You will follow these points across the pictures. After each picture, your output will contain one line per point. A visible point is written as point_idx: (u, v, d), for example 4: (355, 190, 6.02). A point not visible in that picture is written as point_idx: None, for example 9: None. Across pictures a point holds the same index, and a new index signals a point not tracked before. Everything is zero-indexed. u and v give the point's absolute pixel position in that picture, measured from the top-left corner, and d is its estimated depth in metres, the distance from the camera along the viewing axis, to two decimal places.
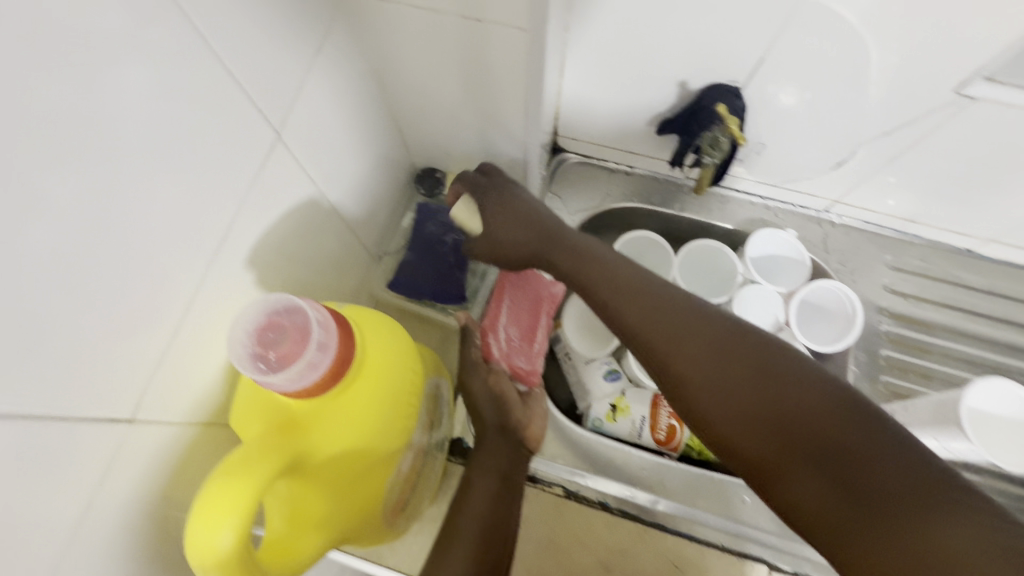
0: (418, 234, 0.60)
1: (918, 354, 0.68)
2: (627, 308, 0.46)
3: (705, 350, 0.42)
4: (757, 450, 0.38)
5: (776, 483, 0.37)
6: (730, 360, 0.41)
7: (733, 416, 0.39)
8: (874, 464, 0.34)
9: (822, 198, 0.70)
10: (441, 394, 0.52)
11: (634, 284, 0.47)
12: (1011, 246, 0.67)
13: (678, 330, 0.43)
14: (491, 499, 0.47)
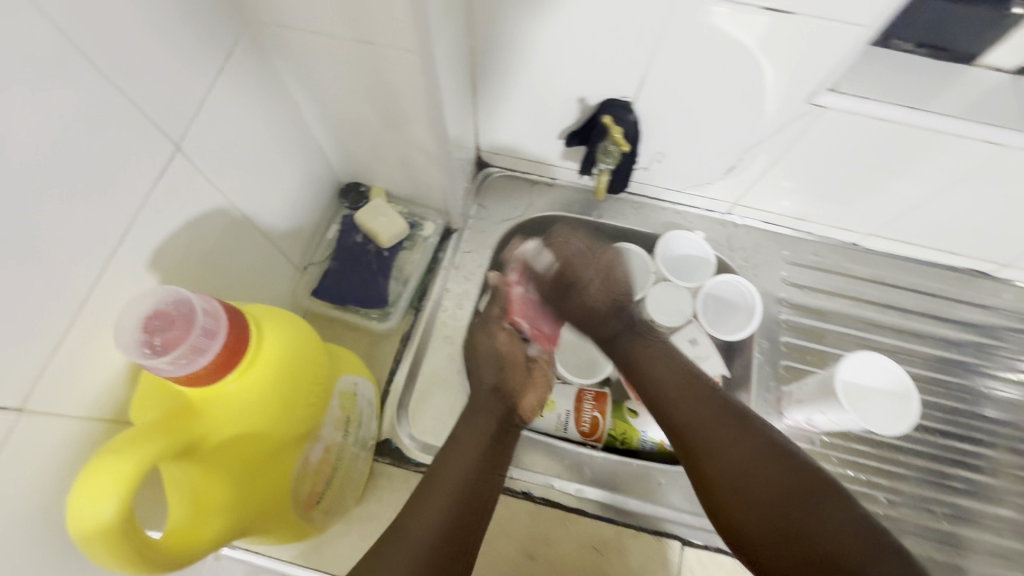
0: (343, 245, 0.63)
1: (815, 339, 0.74)
2: (676, 410, 0.58)
3: (712, 412, 0.57)
4: (726, 481, 0.53)
5: (725, 504, 0.53)
6: (728, 425, 0.55)
7: (721, 466, 0.53)
8: (780, 476, 0.51)
9: (722, 201, 0.77)
10: (360, 392, 0.55)
11: (683, 377, 0.60)
12: (887, 237, 0.75)
13: (678, 397, 0.59)
14: (459, 497, 0.55)
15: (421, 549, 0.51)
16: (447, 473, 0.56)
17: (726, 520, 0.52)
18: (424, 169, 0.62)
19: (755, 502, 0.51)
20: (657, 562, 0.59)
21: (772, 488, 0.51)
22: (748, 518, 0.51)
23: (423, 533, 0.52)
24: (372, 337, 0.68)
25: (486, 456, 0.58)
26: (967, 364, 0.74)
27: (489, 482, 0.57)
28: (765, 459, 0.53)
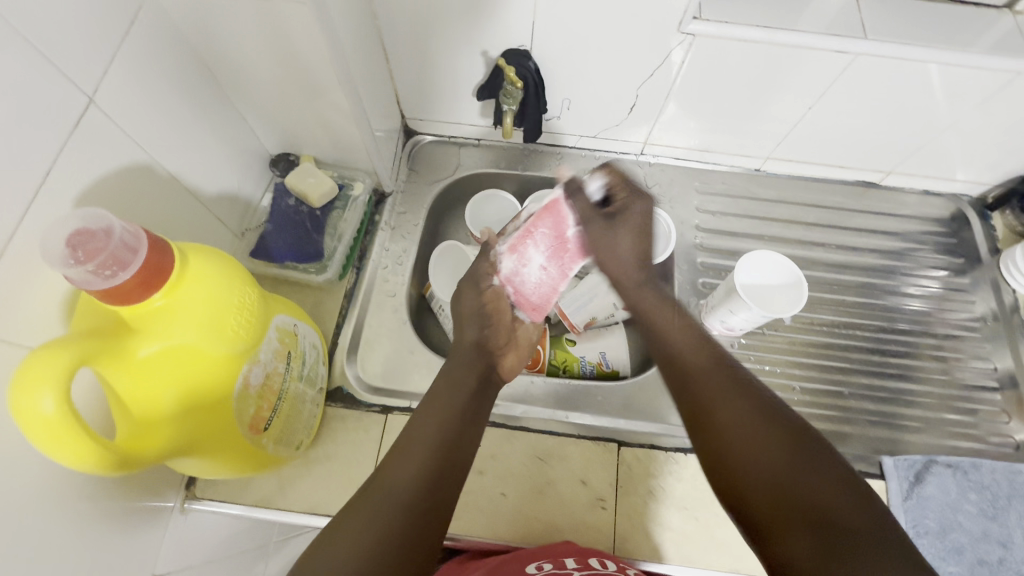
0: (277, 208, 0.68)
1: (729, 258, 0.81)
2: (692, 365, 0.46)
3: (721, 372, 0.45)
4: (735, 448, 0.42)
5: (718, 463, 0.43)
6: (735, 378, 0.45)
7: (727, 418, 0.43)
8: (807, 467, 0.40)
9: (634, 143, 0.83)
10: (303, 333, 0.59)
11: (696, 334, 0.48)
12: (783, 159, 0.82)
13: (675, 334, 0.49)
14: (428, 467, 0.46)
15: (368, 543, 0.40)
16: (416, 434, 0.48)
17: (727, 486, 0.42)
18: (345, 129, 0.67)
19: (776, 477, 0.40)
20: (599, 462, 0.64)
21: (775, 463, 0.40)
22: (757, 489, 0.40)
23: (369, 527, 0.41)
24: (316, 296, 0.71)
25: (462, 409, 0.52)
26: (866, 264, 0.82)
27: (463, 445, 0.50)
28: (781, 434, 0.42)
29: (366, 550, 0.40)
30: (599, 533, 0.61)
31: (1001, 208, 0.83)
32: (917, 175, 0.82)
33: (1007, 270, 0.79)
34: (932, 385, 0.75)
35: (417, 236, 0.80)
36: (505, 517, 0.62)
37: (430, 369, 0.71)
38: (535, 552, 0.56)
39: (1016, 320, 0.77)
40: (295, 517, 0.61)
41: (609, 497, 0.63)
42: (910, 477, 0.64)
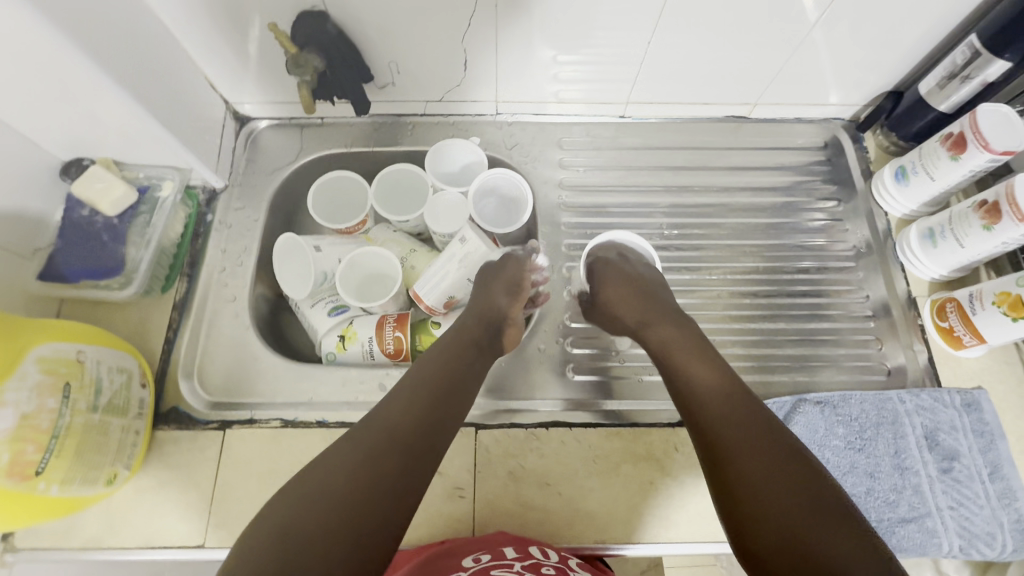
0: (67, 221, 0.60)
1: (598, 214, 0.76)
2: (698, 373, 0.52)
3: (695, 352, 0.55)
4: (729, 441, 0.46)
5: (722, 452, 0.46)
6: (717, 367, 0.52)
7: (715, 407, 0.49)
8: (808, 486, 0.42)
9: (485, 102, 0.77)
10: (96, 359, 0.53)
11: (745, 407, 0.48)
12: (644, 102, 0.77)
13: (675, 344, 0.56)
14: (410, 443, 0.48)
15: (330, 522, 0.41)
16: (399, 413, 0.50)
17: (715, 462, 0.46)
18: (130, 123, 0.59)
19: (759, 482, 0.43)
20: (455, 450, 0.61)
21: (771, 477, 0.43)
22: (743, 475, 0.44)
23: (344, 500, 0.43)
24: (140, 312, 0.65)
25: (456, 382, 0.55)
26: (740, 204, 0.78)
27: (451, 421, 0.52)
28: (778, 446, 0.45)
29: (334, 528, 0.41)
30: (457, 524, 0.58)
31: (872, 127, 0.79)
32: (784, 103, 0.78)
33: (879, 194, 0.75)
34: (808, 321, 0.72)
35: (259, 232, 0.73)
36: None
37: (275, 373, 0.66)
38: (477, 543, 0.54)
39: (889, 244, 0.74)
40: (131, 552, 0.57)
41: (468, 486, 0.59)
42: (779, 419, 0.62)
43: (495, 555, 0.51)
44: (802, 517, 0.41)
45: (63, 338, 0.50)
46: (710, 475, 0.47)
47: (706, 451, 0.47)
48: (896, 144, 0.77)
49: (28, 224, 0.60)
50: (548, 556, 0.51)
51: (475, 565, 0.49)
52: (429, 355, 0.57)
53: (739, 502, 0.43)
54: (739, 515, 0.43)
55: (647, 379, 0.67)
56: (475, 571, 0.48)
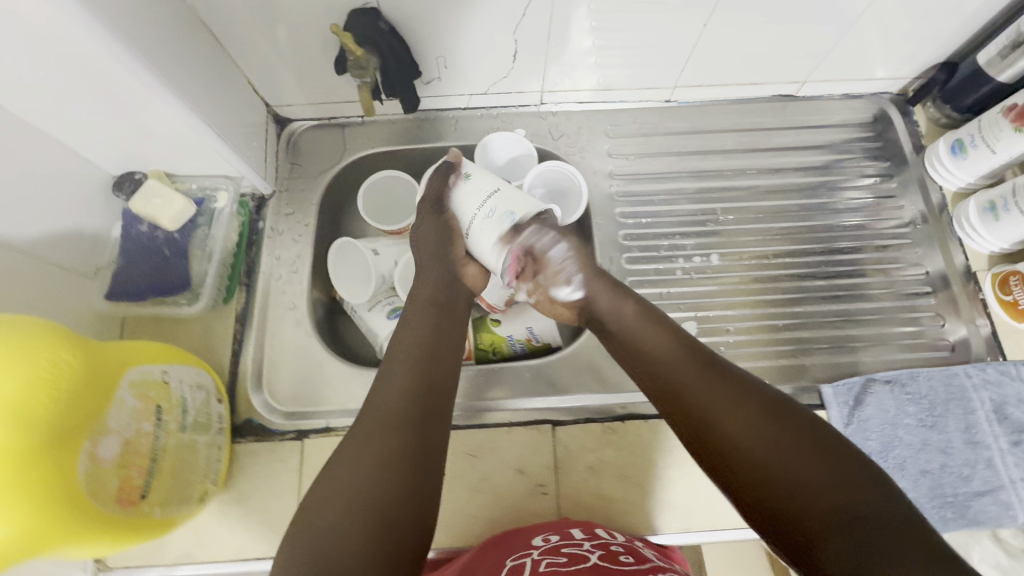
0: (128, 236, 0.61)
1: (651, 202, 0.75)
2: (649, 345, 0.53)
3: (656, 328, 0.54)
4: (712, 411, 0.47)
5: (704, 430, 0.47)
6: (690, 353, 0.51)
7: (692, 388, 0.49)
8: (780, 427, 0.45)
9: (530, 93, 0.75)
10: (178, 377, 0.52)
11: (704, 369, 0.50)
12: (691, 86, 0.76)
13: (634, 323, 0.55)
14: (407, 418, 0.52)
15: (362, 501, 0.47)
16: (387, 394, 0.53)
17: (700, 441, 0.47)
18: (185, 135, 0.58)
19: (742, 441, 0.45)
20: (534, 448, 0.61)
21: (752, 429, 0.45)
22: (727, 435, 0.46)
23: (365, 484, 0.48)
24: (203, 326, 0.64)
25: (441, 352, 0.57)
26: (793, 184, 0.78)
27: (440, 389, 0.55)
28: (754, 400, 0.47)
29: (365, 507, 0.46)
30: (543, 520, 0.59)
31: (923, 100, 0.78)
32: (835, 79, 0.77)
33: (932, 168, 0.75)
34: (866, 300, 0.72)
35: (310, 238, 0.72)
36: (445, 524, 0.59)
37: (344, 380, 0.65)
38: (541, 527, 0.54)
39: (946, 218, 0.74)
40: (223, 565, 0.57)
41: (550, 482, 0.60)
42: (851, 401, 0.63)
43: (564, 537, 0.51)
44: (784, 458, 0.43)
45: (147, 360, 0.49)
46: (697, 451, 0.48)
47: (690, 431, 0.48)
48: (948, 116, 0.76)
49: (84, 243, 0.59)
50: (615, 538, 0.52)
51: (544, 544, 0.50)
52: (405, 326, 0.60)
53: (732, 469, 0.45)
54: (732, 476, 0.45)
55: None
56: (546, 551, 0.48)
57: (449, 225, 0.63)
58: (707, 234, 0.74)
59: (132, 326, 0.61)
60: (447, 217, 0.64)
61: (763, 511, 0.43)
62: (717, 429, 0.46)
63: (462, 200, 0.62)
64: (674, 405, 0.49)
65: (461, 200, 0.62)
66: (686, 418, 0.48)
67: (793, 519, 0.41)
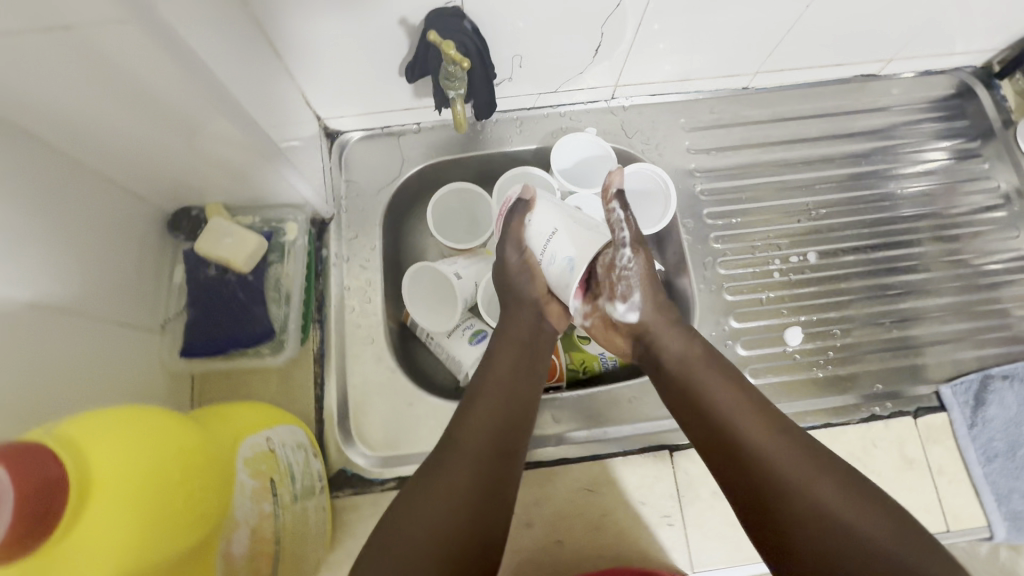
0: (193, 285, 0.55)
1: (735, 200, 0.72)
2: (721, 401, 0.47)
3: (722, 383, 0.48)
4: (788, 479, 0.42)
5: (780, 495, 0.42)
6: (762, 417, 0.46)
7: (766, 454, 0.44)
8: (863, 505, 0.41)
9: (603, 88, 0.69)
10: (280, 441, 0.47)
11: (774, 433, 0.45)
12: (774, 71, 0.70)
13: (697, 368, 0.49)
14: (487, 457, 0.47)
15: (433, 542, 0.42)
16: (471, 428, 0.49)
17: (762, 503, 0.43)
18: (247, 160, 0.51)
19: (822, 511, 0.41)
20: (653, 476, 0.58)
21: (830, 503, 0.41)
22: (803, 507, 0.41)
23: (439, 525, 0.43)
24: (282, 370, 0.59)
25: (523, 384, 0.53)
26: (878, 172, 0.74)
27: (517, 430, 0.51)
28: (834, 477, 0.42)
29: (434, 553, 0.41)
30: (672, 554, 0.55)
31: (1011, 73, 0.74)
32: (924, 56, 0.71)
33: None
34: (964, 290, 0.70)
35: (379, 262, 0.66)
36: (569, 567, 0.55)
37: (438, 419, 0.60)
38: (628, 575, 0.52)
39: None
40: None
41: (675, 513, 0.57)
42: (970, 400, 0.62)
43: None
44: (865, 536, 0.39)
45: (252, 428, 0.44)
46: (753, 517, 0.43)
47: (755, 496, 0.43)
48: None
49: (147, 295, 0.54)
50: None
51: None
52: (489, 351, 0.54)
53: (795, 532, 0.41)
54: (790, 548, 0.41)
55: (822, 373, 0.65)
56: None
57: (528, 268, 0.53)
58: (803, 229, 0.72)
59: (206, 379, 0.57)
60: (524, 256, 0.53)
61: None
62: (791, 501, 0.41)
63: (536, 238, 0.52)
64: (735, 463, 0.44)
65: (534, 235, 0.52)
66: (753, 484, 0.43)
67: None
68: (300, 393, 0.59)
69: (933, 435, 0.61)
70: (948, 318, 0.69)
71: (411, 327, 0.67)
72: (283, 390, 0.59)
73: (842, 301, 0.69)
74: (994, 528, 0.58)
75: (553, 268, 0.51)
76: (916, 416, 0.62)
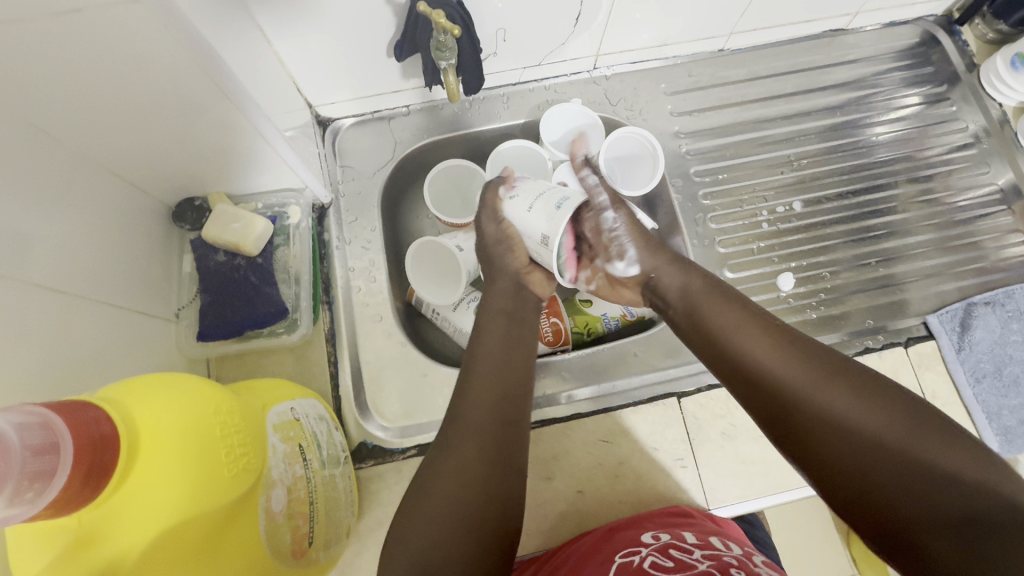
0: (204, 272, 0.56)
1: (720, 158, 0.75)
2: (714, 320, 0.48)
3: (734, 313, 0.48)
4: (806, 390, 0.41)
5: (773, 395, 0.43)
6: (775, 336, 0.45)
7: (785, 369, 0.43)
8: (886, 408, 0.39)
9: (584, 59, 0.71)
10: (304, 412, 0.48)
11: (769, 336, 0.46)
12: (747, 31, 0.73)
13: (707, 303, 0.50)
14: (489, 429, 0.48)
15: (451, 519, 0.43)
16: (468, 401, 0.49)
17: (782, 419, 0.42)
18: (247, 145, 0.52)
19: (843, 420, 0.39)
20: (664, 423, 0.60)
21: (856, 408, 0.40)
22: (831, 416, 0.40)
23: (451, 500, 0.44)
24: (296, 351, 0.60)
25: (516, 358, 0.53)
26: (854, 121, 0.77)
27: (517, 401, 0.50)
28: (856, 384, 0.41)
29: (453, 525, 0.43)
30: (688, 495, 0.58)
31: (970, 19, 0.77)
32: (888, 8, 0.74)
33: (992, 85, 0.75)
34: (941, 227, 0.73)
35: (380, 242, 0.67)
36: (591, 515, 0.57)
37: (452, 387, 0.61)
38: (646, 524, 0.52)
39: (1010, 132, 0.75)
40: None
41: (687, 456, 0.59)
42: (957, 326, 0.66)
43: (676, 537, 0.48)
44: (892, 438, 0.38)
45: (278, 400, 0.46)
46: (777, 429, 0.43)
47: (775, 411, 0.43)
48: (997, 31, 0.76)
49: (159, 285, 0.55)
50: (730, 549, 0.46)
51: (655, 543, 0.47)
52: (482, 328, 0.55)
53: (816, 442, 0.40)
54: (816, 461, 0.40)
55: (815, 314, 0.68)
56: (658, 550, 0.46)
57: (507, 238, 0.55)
58: (786, 180, 0.75)
59: (222, 363, 0.58)
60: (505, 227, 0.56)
61: (855, 504, 0.38)
62: (816, 411, 0.40)
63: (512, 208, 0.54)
64: (755, 388, 0.44)
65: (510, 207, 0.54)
66: (775, 399, 0.43)
67: (883, 507, 0.36)
68: (315, 373, 0.60)
69: (924, 361, 0.64)
70: (929, 255, 0.72)
71: (416, 304, 0.68)
72: (298, 371, 0.60)
73: (829, 246, 0.72)
74: (988, 442, 0.61)
75: (535, 242, 0.52)
76: (906, 346, 0.65)
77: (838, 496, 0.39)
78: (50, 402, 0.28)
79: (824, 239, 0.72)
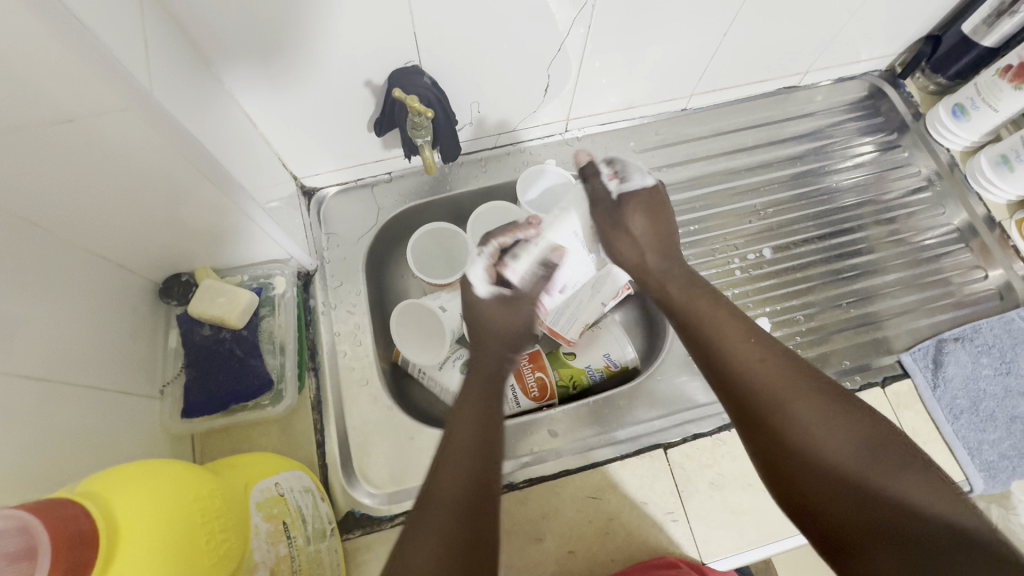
0: (190, 345, 0.57)
1: (691, 210, 0.78)
2: (728, 354, 0.50)
3: (733, 336, 0.51)
4: (788, 413, 0.45)
5: (776, 418, 0.45)
6: (779, 361, 0.48)
7: (773, 394, 0.46)
8: (872, 445, 0.43)
9: (556, 124, 0.75)
10: (288, 486, 0.48)
11: (780, 368, 0.48)
12: (707, 92, 0.78)
13: (708, 331, 0.53)
14: (469, 489, 0.45)
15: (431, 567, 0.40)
16: (448, 465, 0.47)
17: (768, 433, 0.45)
18: (232, 223, 0.54)
19: (826, 449, 0.43)
20: (652, 476, 0.60)
21: (840, 439, 0.43)
22: (810, 436, 0.44)
23: (432, 550, 0.41)
24: (282, 421, 0.61)
25: (493, 415, 0.52)
26: (815, 170, 0.82)
27: (494, 455, 0.49)
28: (846, 420, 0.44)
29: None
30: (681, 549, 0.57)
31: (911, 73, 0.83)
32: (834, 66, 0.80)
33: (940, 133, 0.80)
34: (908, 266, 0.76)
35: (365, 305, 0.69)
36: (584, 575, 0.56)
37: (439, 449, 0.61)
38: None
39: (960, 174, 0.80)
40: None
41: (678, 509, 0.59)
42: (930, 364, 0.68)
43: None
44: (864, 472, 0.41)
45: (260, 476, 0.46)
46: (759, 441, 0.46)
47: (762, 427, 0.46)
48: (937, 84, 0.82)
49: (145, 362, 0.56)
50: None
51: None
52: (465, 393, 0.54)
53: (807, 469, 0.43)
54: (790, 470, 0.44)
55: None
56: None
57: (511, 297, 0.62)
58: (756, 229, 0.78)
59: (206, 437, 0.59)
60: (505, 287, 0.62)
61: (827, 513, 0.41)
62: (797, 433, 0.44)
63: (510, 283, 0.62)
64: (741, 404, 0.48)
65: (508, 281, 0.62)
66: (759, 416, 0.46)
67: (844, 523, 0.40)
68: (300, 442, 0.60)
69: (902, 400, 0.66)
70: (898, 293, 0.75)
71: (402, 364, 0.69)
72: (284, 442, 0.60)
73: (799, 290, 0.75)
74: (972, 481, 0.62)
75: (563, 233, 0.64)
76: (884, 385, 0.67)
77: (810, 510, 0.42)
78: (26, 503, 0.28)
79: (795, 283, 0.75)
